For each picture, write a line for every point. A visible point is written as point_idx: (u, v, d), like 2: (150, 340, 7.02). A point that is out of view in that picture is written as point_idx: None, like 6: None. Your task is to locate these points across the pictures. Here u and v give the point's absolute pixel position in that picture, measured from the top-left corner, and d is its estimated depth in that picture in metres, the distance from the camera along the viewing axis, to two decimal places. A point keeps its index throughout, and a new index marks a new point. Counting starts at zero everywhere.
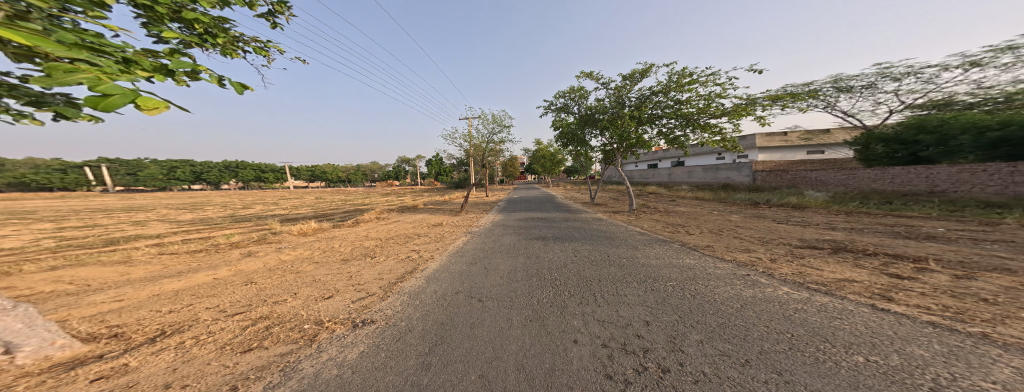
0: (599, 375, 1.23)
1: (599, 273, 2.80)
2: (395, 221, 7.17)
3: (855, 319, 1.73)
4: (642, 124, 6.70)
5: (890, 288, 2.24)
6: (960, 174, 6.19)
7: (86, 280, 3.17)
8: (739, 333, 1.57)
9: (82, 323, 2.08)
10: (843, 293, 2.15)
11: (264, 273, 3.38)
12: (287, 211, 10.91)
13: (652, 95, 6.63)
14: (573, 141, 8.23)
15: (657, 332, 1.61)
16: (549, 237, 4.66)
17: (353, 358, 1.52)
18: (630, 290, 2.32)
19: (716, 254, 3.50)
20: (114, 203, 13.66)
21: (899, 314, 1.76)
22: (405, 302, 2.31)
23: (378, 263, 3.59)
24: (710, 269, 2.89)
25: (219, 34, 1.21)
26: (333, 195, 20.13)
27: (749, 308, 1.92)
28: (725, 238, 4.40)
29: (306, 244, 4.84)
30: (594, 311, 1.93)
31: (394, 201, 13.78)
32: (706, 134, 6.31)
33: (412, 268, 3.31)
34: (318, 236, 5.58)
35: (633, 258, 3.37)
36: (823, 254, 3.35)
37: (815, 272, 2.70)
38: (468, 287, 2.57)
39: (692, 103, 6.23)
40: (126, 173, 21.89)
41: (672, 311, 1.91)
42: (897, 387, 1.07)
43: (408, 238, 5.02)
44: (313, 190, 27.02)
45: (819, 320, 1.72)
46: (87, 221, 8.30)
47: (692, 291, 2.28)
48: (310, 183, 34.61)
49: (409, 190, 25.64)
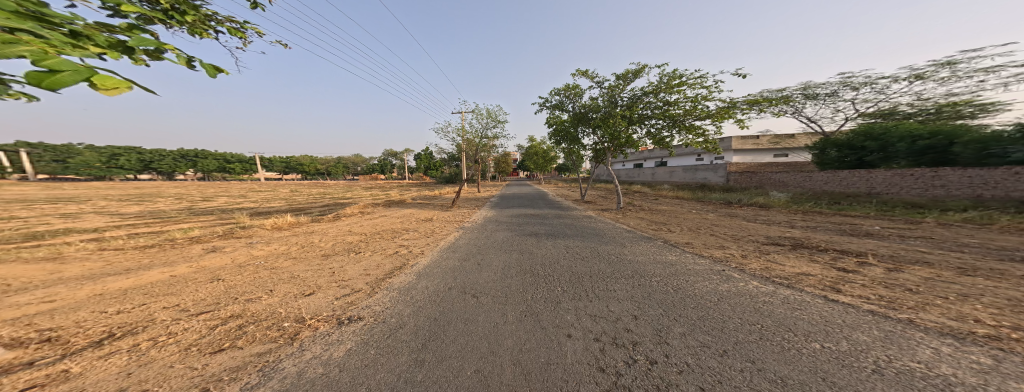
0: (592, 368, 1.26)
1: (588, 269, 2.87)
2: (380, 216, 6.89)
3: (811, 309, 1.90)
4: (632, 124, 6.91)
5: (838, 280, 2.49)
6: (892, 178, 6.96)
7: (2, 280, 2.74)
8: (716, 325, 1.67)
9: (3, 327, 1.81)
10: (801, 286, 2.37)
11: (231, 269, 3.13)
12: (257, 204, 10.13)
13: (643, 96, 6.84)
14: (567, 139, 8.35)
15: (645, 325, 1.67)
16: (540, 233, 4.71)
17: (339, 356, 1.45)
18: (619, 285, 2.41)
19: (694, 250, 3.71)
20: (38, 194, 11.76)
21: (845, 304, 1.97)
22: (393, 298, 2.24)
23: (363, 259, 3.44)
24: (690, 265, 3.06)
25: (187, 11, 1.05)
26: (308, 188, 18.92)
27: (728, 301, 2.06)
28: (702, 235, 4.67)
29: (281, 239, 4.55)
30: (585, 306, 1.98)
31: (379, 195, 13.23)
32: (690, 135, 6.61)
33: (400, 263, 3.23)
34: (294, 231, 5.27)
35: (619, 254, 3.49)
36: (785, 250, 3.67)
37: (779, 266, 2.95)
38: (461, 283, 2.53)
39: (680, 105, 6.49)
40: (50, 159, 18.79)
41: (658, 305, 2.00)
42: (846, 370, 1.19)
43: (396, 233, 4.87)
44: (284, 182, 25.12)
45: (783, 311, 1.88)
46: (4, 214, 7.21)
47: (675, 286, 2.40)
48: (281, 175, 32.21)
49: (392, 184, 24.71)
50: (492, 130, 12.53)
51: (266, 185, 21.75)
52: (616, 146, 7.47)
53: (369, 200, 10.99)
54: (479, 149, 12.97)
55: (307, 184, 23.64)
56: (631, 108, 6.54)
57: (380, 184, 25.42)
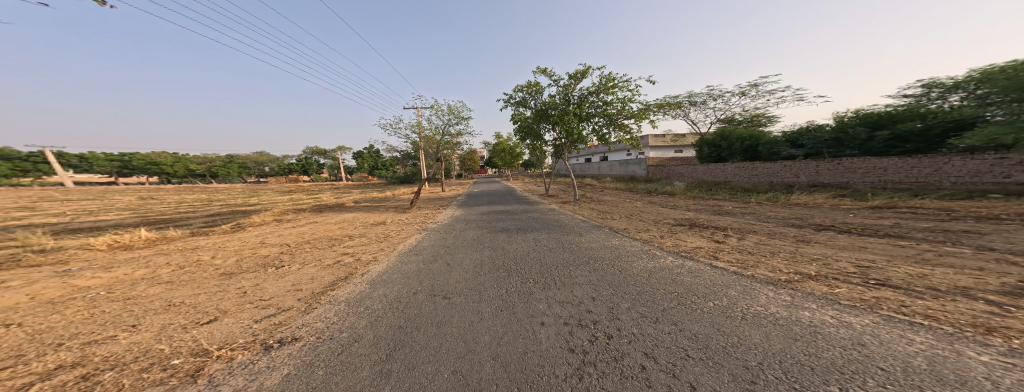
0: (564, 350, 1.42)
1: (555, 259, 3.19)
2: (305, 223, 5.89)
3: (703, 275, 2.57)
4: (582, 120, 7.62)
5: (716, 250, 3.41)
6: (737, 170, 9.85)
7: None
8: (654, 298, 2.10)
9: None
10: (696, 257, 3.15)
11: (33, 308, 2.16)
12: (70, 220, 7.03)
13: (589, 95, 7.56)
14: (530, 135, 8.71)
15: (601, 306, 2.00)
16: (508, 229, 4.87)
17: (274, 385, 1.15)
18: (580, 272, 2.75)
19: (629, 235, 4.43)
20: None
21: (721, 269, 2.72)
22: (343, 311, 1.95)
23: (295, 271, 2.96)
24: (627, 247, 3.71)
25: None
26: (178, 195, 14.22)
27: (655, 276, 2.60)
28: (634, 221, 5.57)
29: (138, 262, 3.47)
30: (553, 295, 2.20)
31: (299, 200, 11.07)
32: (622, 132, 7.66)
33: (345, 273, 2.83)
34: (164, 249, 4.09)
35: (579, 243, 3.91)
36: (686, 229, 4.72)
37: (684, 243, 3.83)
38: (429, 286, 2.44)
39: (614, 105, 7.45)
40: None
41: (611, 286, 2.38)
42: (728, 319, 1.69)
43: (335, 241, 4.32)
44: (129, 185, 18.09)
45: (690, 279, 2.49)
46: None
47: (620, 267, 2.90)
48: (122, 178, 22.87)
49: (312, 186, 20.92)
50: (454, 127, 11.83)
51: (96, 190, 15.24)
52: (568, 140, 8.12)
53: (281, 206, 9.09)
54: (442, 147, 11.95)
55: (177, 189, 17.78)
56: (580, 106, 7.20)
57: (296, 186, 21.14)
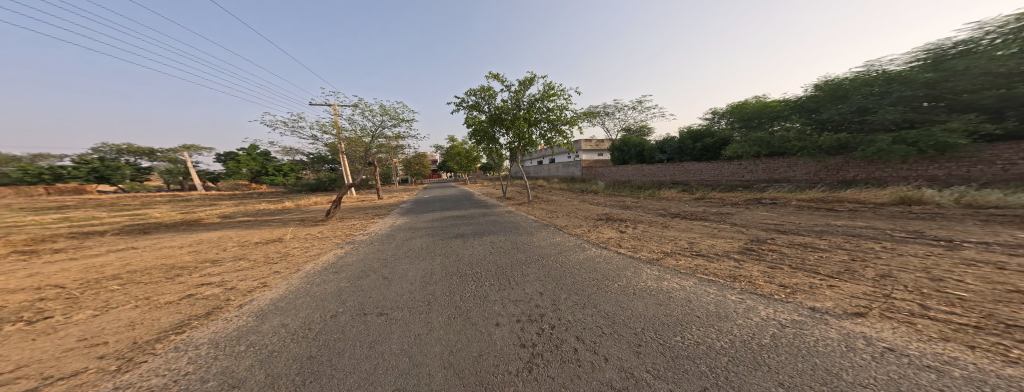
0: (517, 347, 1.40)
1: (510, 260, 3.13)
2: (111, 255, 4.02)
3: (606, 260, 3.05)
4: (533, 125, 7.78)
5: (619, 238, 4.05)
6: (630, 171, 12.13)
7: None
8: (590, 287, 2.29)
9: None
10: (607, 246, 3.68)
11: None
12: None
13: (536, 101, 7.67)
14: (485, 139, 8.54)
15: (547, 299, 2.07)
16: (461, 234, 4.61)
17: None
18: (530, 269, 2.81)
19: (571, 231, 4.76)
20: None
21: (621, 253, 3.25)
22: (213, 352, 1.48)
23: (78, 323, 1.90)
24: (567, 242, 3.98)
25: None
26: None
27: (582, 266, 2.90)
28: (573, 218, 6.05)
29: None
30: (504, 294, 2.18)
31: (142, 217, 7.85)
32: (562, 136, 8.21)
33: (212, 306, 2.19)
34: None
35: (530, 242, 3.97)
36: (606, 222, 5.41)
37: (604, 234, 4.40)
38: (365, 304, 2.08)
39: (555, 111, 7.88)
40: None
41: (556, 280, 2.50)
42: (632, 295, 2.01)
43: (187, 269, 3.26)
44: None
45: (604, 265, 2.88)
46: None
47: (561, 261, 3.08)
48: None
49: (130, 198, 13.68)
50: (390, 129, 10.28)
51: None
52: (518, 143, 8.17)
53: (67, 230, 6.00)
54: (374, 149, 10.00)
55: None
56: (529, 110, 7.29)
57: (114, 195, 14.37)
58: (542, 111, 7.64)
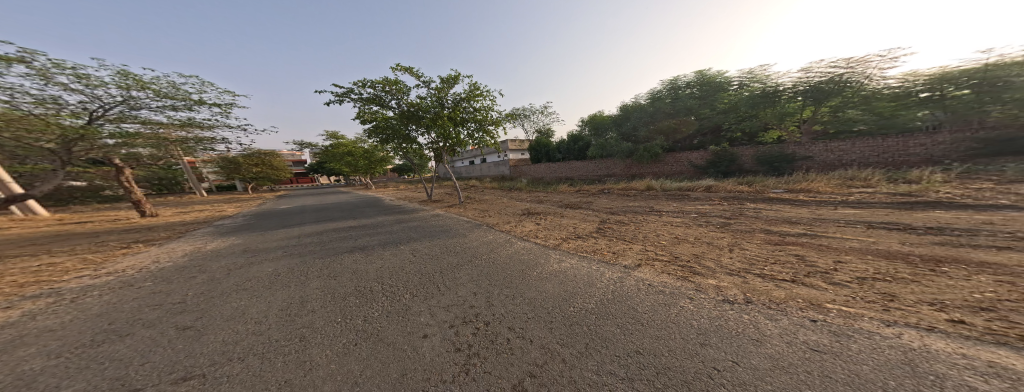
0: (451, 354, 1.36)
1: (441, 265, 2.98)
2: None
3: (523, 252, 3.39)
4: (458, 125, 7.50)
5: (537, 232, 4.45)
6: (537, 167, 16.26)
7: None
8: (516, 281, 2.40)
9: None
10: (530, 238, 4.04)
11: None
12: None
13: (461, 101, 7.39)
14: (396, 136, 7.80)
15: (481, 298, 2.09)
16: (368, 245, 3.98)
17: None
18: (460, 271, 2.75)
19: (503, 228, 4.90)
20: None
21: (537, 244, 3.71)
22: None
23: None
24: (494, 240, 4.10)
25: None
26: None
27: (510, 259, 3.10)
28: (503, 216, 6.25)
29: None
30: (431, 301, 2.06)
31: None
32: (489, 136, 8.28)
33: None
34: None
35: (460, 244, 3.89)
36: (530, 218, 5.81)
37: (530, 229, 4.71)
38: (239, 331, 1.60)
39: (483, 112, 7.79)
40: None
41: (488, 278, 2.54)
42: (551, 283, 2.28)
43: None
44: None
45: (530, 257, 3.16)
46: None
47: (493, 259, 3.17)
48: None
49: None
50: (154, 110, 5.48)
51: None
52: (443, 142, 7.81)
53: None
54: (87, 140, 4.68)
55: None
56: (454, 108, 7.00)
57: None
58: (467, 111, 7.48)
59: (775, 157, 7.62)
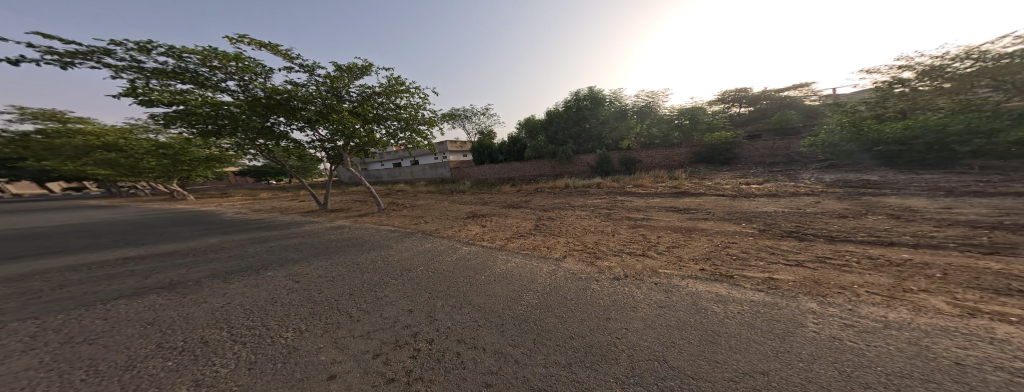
0: (383, 381, 1.26)
1: (363, 283, 2.74)
2: None
3: (468, 256, 3.57)
4: (368, 122, 6.56)
5: (475, 236, 4.59)
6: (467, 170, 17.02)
7: None
8: (459, 289, 2.47)
9: None
10: (472, 242, 4.20)
11: None
12: None
13: (374, 95, 6.44)
14: (257, 131, 6.20)
15: (419, 313, 2.00)
16: (180, 282, 2.90)
17: None
18: (385, 289, 2.55)
19: (441, 233, 4.90)
20: None
21: (474, 244, 4.04)
22: None
23: None
24: (429, 247, 4.02)
25: None
26: None
27: (458, 266, 3.19)
28: (442, 219, 6.22)
29: None
30: (340, 332, 1.78)
31: None
32: (418, 136, 7.73)
33: None
34: None
35: (384, 257, 3.65)
36: (469, 221, 5.89)
37: (467, 232, 4.85)
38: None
39: (407, 109, 7.17)
40: None
41: (424, 291, 2.44)
42: (496, 291, 2.43)
43: None
44: None
45: (478, 263, 3.30)
46: None
47: (434, 267, 3.15)
48: None
49: None
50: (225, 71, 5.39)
51: None
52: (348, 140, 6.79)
53: None
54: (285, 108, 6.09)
55: None
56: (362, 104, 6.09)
57: None
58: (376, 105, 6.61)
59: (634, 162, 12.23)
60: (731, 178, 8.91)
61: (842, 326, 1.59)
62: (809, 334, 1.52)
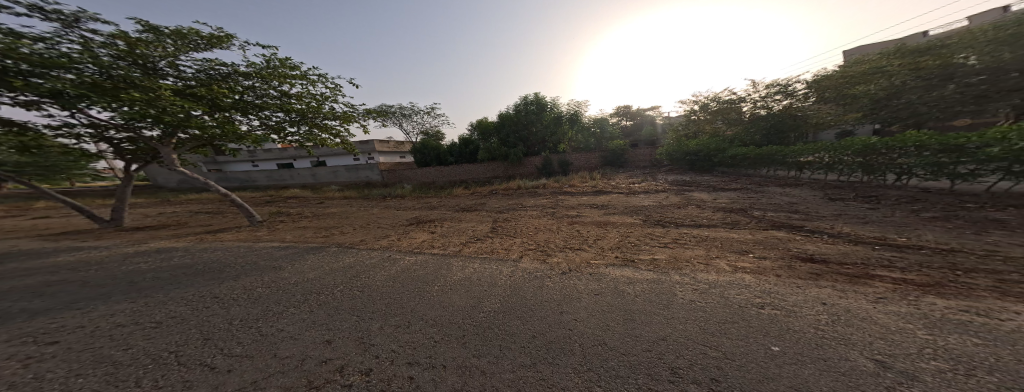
0: None
1: (259, 312, 2.78)
2: None
3: (400, 269, 4.08)
4: (220, 108, 5.56)
5: (401, 248, 5.19)
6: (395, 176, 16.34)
7: None
8: (403, 306, 2.90)
9: None
10: (396, 255, 4.76)
11: None
12: None
13: (230, 75, 5.71)
14: None
15: (350, 342, 2.23)
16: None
17: None
18: (282, 323, 2.52)
19: (368, 246, 5.38)
20: None
21: (402, 258, 4.59)
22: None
23: None
24: (356, 264, 4.31)
25: None
26: None
27: (398, 281, 3.63)
28: (372, 231, 6.73)
29: None
30: (230, 369, 1.81)
31: None
32: (315, 130, 7.09)
33: None
34: None
35: (280, 281, 3.56)
36: (400, 234, 6.34)
37: (401, 246, 5.36)
38: None
39: (296, 99, 6.41)
40: None
41: (335, 318, 2.63)
42: (426, 308, 2.85)
43: None
44: None
45: (410, 277, 3.76)
46: None
47: (360, 288, 3.40)
48: None
49: None
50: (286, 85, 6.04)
51: None
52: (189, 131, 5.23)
53: None
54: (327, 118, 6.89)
55: None
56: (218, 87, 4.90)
57: None
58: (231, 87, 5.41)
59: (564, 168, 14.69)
60: (621, 179, 12.55)
61: (692, 290, 3.00)
62: (678, 300, 2.78)
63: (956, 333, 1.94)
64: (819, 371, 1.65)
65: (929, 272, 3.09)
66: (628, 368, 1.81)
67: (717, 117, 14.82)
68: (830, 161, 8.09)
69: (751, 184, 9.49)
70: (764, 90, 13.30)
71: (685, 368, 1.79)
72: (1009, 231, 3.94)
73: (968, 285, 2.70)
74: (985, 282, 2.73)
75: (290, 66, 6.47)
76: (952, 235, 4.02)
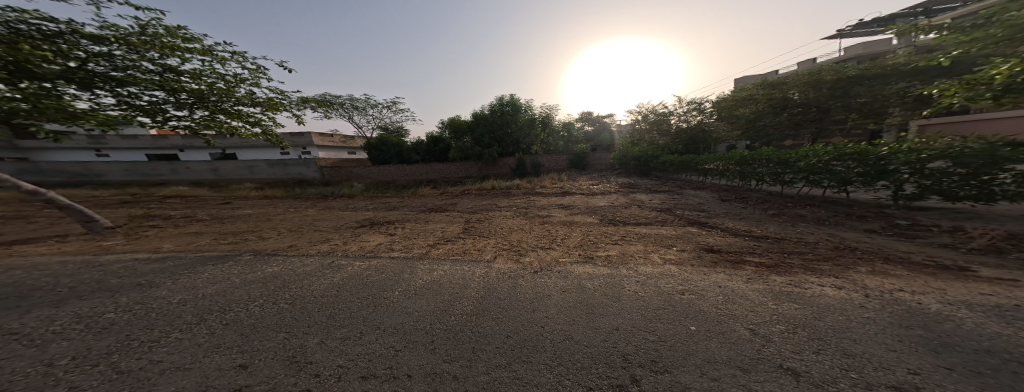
0: None
1: (144, 335, 2.29)
2: None
3: (345, 275, 3.69)
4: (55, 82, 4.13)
5: (335, 252, 4.68)
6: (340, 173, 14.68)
7: None
8: (359, 313, 2.68)
9: None
10: (338, 260, 4.31)
11: None
12: None
13: (66, 35, 4.23)
14: None
15: (288, 360, 1.97)
16: None
17: None
18: (156, 355, 2.03)
19: (302, 251, 4.74)
20: None
21: (346, 263, 4.14)
22: None
23: None
24: (291, 273, 3.76)
25: None
26: None
27: (352, 286, 3.32)
28: (309, 233, 6.00)
29: None
30: None
31: None
32: (224, 119, 5.98)
33: None
34: None
35: (162, 301, 2.89)
36: (351, 237, 5.70)
37: (344, 249, 4.89)
38: None
39: (183, 77, 5.13)
40: None
41: (266, 331, 2.35)
42: (375, 312, 2.68)
43: None
44: None
45: (360, 282, 3.45)
46: None
47: (294, 298, 3.01)
48: None
49: None
50: (163, 59, 4.93)
51: None
52: None
53: None
54: (233, 99, 5.89)
55: None
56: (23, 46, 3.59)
57: None
58: (63, 50, 4.06)
59: (524, 169, 14.97)
60: (583, 181, 13.37)
61: (635, 282, 3.35)
62: (626, 292, 3.07)
63: (786, 302, 2.67)
64: (719, 343, 2.06)
65: (774, 255, 4.09)
66: (591, 359, 1.94)
67: (652, 128, 16.70)
68: (722, 169, 10.27)
69: (675, 187, 11.10)
70: (685, 106, 15.88)
71: (633, 353, 1.99)
72: (808, 223, 5.41)
73: (791, 265, 3.67)
74: (798, 262, 3.76)
75: (185, 37, 5.26)
76: (783, 227, 5.35)
